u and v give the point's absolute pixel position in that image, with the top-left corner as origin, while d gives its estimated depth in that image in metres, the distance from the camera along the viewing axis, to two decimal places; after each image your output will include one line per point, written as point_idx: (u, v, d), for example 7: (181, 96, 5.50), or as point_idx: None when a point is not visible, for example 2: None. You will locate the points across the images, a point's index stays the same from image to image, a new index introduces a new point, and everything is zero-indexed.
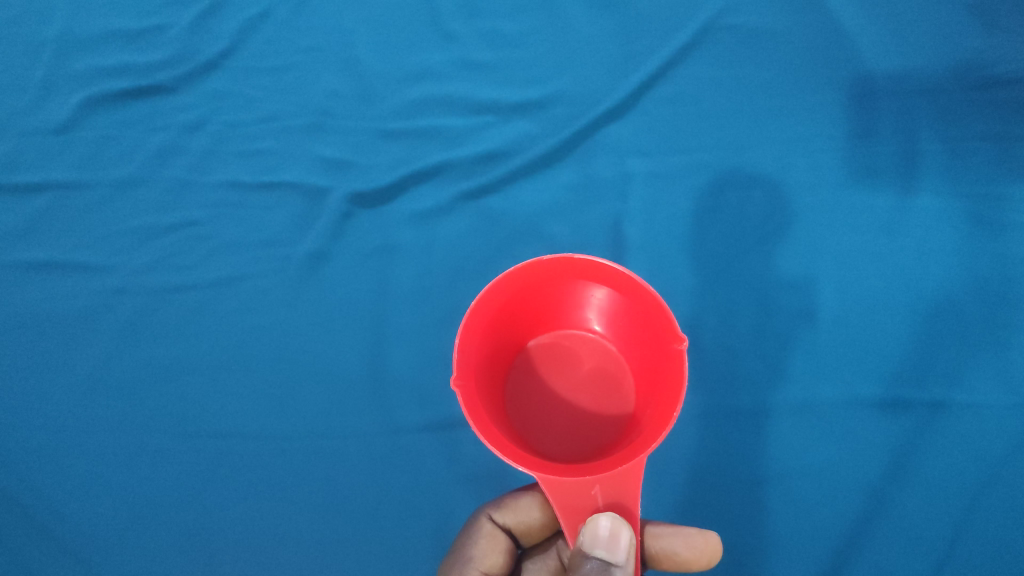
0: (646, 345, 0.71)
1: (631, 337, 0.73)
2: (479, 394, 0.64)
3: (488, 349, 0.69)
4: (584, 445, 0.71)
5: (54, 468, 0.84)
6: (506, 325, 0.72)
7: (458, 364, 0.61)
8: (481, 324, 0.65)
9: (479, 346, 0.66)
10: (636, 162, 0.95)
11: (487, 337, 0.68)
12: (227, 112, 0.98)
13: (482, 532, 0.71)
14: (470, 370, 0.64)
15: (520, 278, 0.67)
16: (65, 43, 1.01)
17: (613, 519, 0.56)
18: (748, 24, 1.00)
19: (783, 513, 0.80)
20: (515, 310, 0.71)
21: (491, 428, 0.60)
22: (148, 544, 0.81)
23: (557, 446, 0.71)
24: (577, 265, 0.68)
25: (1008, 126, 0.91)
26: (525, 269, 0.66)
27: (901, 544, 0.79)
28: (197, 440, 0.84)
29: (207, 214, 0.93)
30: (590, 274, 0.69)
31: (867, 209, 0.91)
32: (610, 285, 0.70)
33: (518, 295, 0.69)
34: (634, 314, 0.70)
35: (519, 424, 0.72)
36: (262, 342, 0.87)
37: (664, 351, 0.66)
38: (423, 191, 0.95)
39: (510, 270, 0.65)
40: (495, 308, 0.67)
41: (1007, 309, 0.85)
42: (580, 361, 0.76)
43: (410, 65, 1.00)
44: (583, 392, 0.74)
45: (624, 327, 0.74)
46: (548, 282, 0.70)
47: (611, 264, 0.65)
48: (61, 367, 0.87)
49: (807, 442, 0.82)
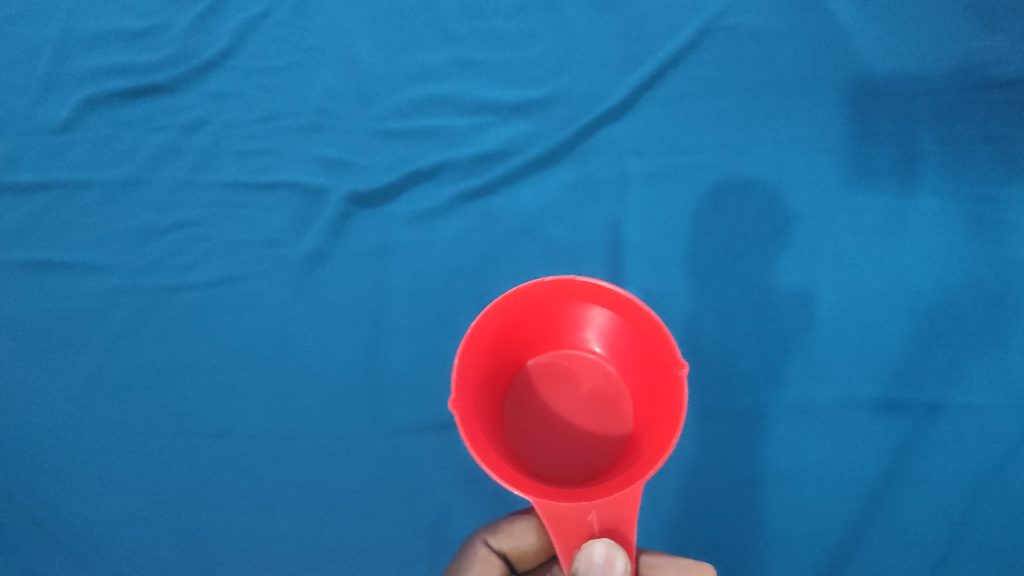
0: (645, 369, 0.72)
1: (629, 360, 0.75)
2: (478, 416, 0.66)
3: (487, 368, 0.71)
4: (582, 466, 0.72)
5: (59, 461, 0.87)
6: (507, 344, 0.74)
7: (456, 387, 0.63)
8: (481, 344, 0.67)
9: (479, 368, 0.68)
10: (634, 161, 0.96)
11: (487, 358, 0.70)
12: (227, 113, 1.00)
13: (479, 556, 0.74)
14: (467, 391, 0.65)
15: (521, 301, 0.68)
16: (65, 43, 1.03)
17: (607, 546, 0.57)
18: (748, 19, 1.00)
19: (779, 513, 0.82)
20: (515, 329, 0.73)
21: (487, 450, 0.62)
22: (150, 538, 0.84)
23: (554, 466, 0.72)
24: (576, 290, 0.69)
25: (1007, 127, 0.93)
26: (525, 293, 0.67)
27: (900, 543, 0.80)
28: (199, 441, 0.87)
29: (205, 216, 0.96)
30: (592, 297, 0.71)
31: (866, 209, 0.92)
32: (611, 309, 0.71)
33: (518, 317, 0.71)
34: (634, 339, 0.72)
35: (518, 442, 0.74)
36: (265, 343, 0.90)
37: (662, 377, 0.67)
38: (422, 192, 0.96)
39: (509, 293, 0.66)
40: (495, 330, 0.69)
41: (1007, 311, 0.86)
42: (578, 382, 0.78)
43: (410, 65, 1.01)
44: (581, 412, 0.76)
45: (623, 350, 0.76)
46: (549, 303, 0.72)
47: (613, 288, 0.66)
48: (65, 362, 0.90)
49: (802, 442, 0.84)
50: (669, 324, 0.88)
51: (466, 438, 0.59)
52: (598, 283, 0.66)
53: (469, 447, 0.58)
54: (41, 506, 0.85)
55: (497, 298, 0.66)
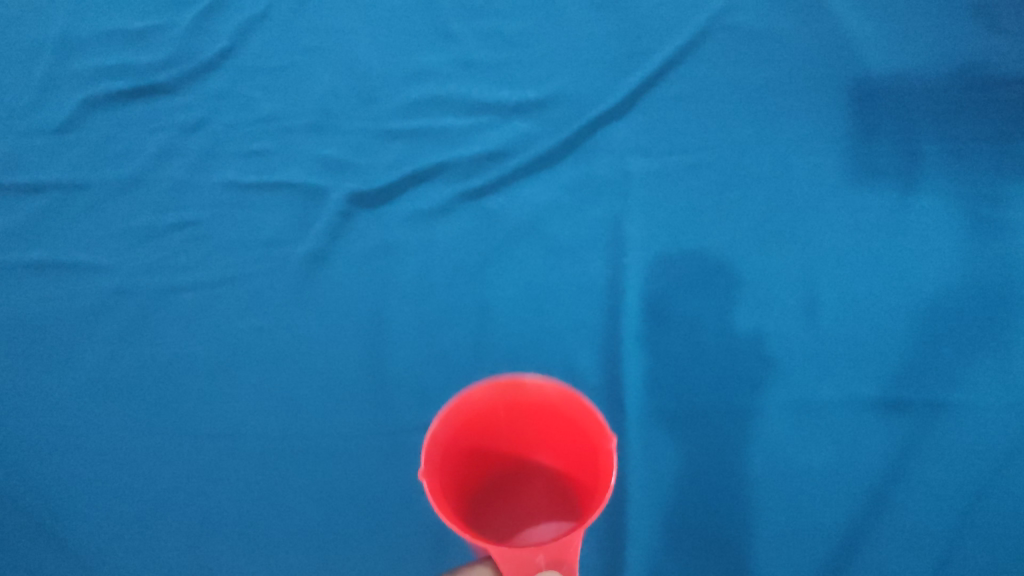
0: (582, 468, 0.71)
1: (572, 459, 0.72)
2: (446, 476, 0.69)
3: (449, 467, 0.67)
4: (528, 552, 0.72)
5: (59, 461, 0.87)
6: (468, 440, 0.69)
7: (425, 474, 0.59)
8: (439, 445, 0.63)
9: (442, 460, 0.64)
10: (634, 161, 0.96)
11: (449, 455, 0.66)
12: (227, 113, 1.00)
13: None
14: (435, 480, 0.62)
15: (472, 404, 0.65)
16: (66, 44, 1.03)
17: None
18: (748, 20, 1.01)
19: (781, 512, 0.81)
20: (478, 426, 0.69)
21: (448, 545, 0.59)
22: (147, 539, 0.83)
23: (503, 546, 0.73)
24: (525, 396, 0.66)
25: (1008, 126, 0.93)
26: (473, 396, 0.64)
27: (904, 543, 0.79)
28: (199, 441, 0.87)
29: (205, 215, 0.96)
30: (542, 406, 0.68)
31: (867, 208, 0.92)
32: (559, 416, 0.68)
33: (474, 413, 0.67)
34: (573, 442, 0.70)
35: (488, 487, 0.77)
36: (266, 343, 0.90)
37: (595, 474, 0.67)
38: (422, 191, 0.96)
39: (455, 400, 0.63)
40: (455, 427, 0.65)
41: (1008, 309, 0.86)
42: (527, 471, 0.77)
43: (410, 65, 1.02)
44: (531, 499, 0.76)
45: (567, 451, 0.73)
46: (504, 403, 0.68)
47: (551, 389, 0.63)
48: (65, 362, 0.90)
49: (803, 441, 0.83)
50: (670, 323, 0.88)
51: (433, 508, 0.62)
52: (542, 387, 0.64)
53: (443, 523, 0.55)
54: (40, 507, 0.85)
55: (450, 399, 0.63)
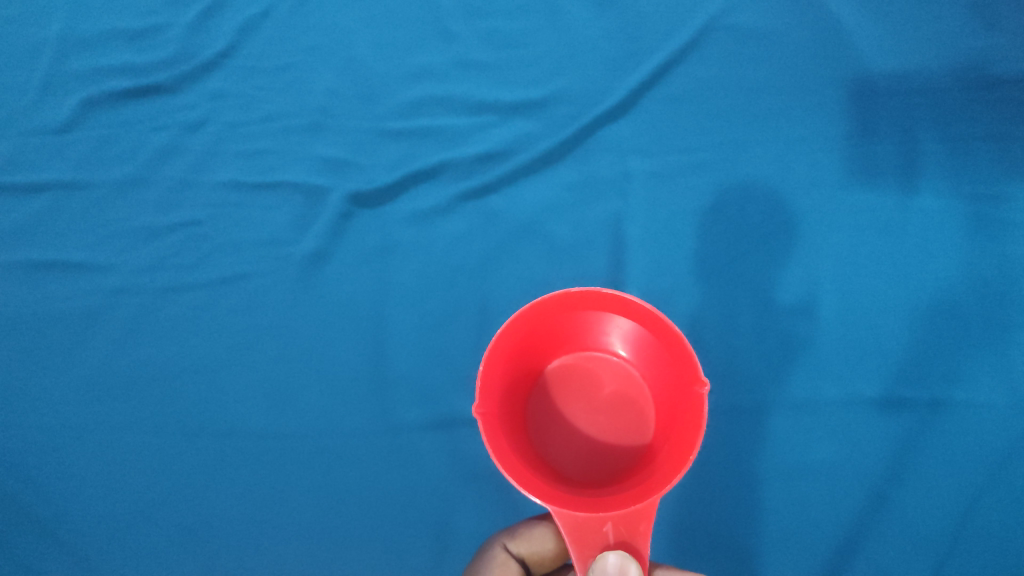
0: (670, 382, 0.72)
1: (654, 367, 0.75)
2: (502, 416, 0.69)
3: (511, 375, 0.73)
4: (602, 470, 0.73)
5: (58, 462, 0.86)
6: (530, 351, 0.75)
7: (481, 393, 0.65)
8: (505, 354, 0.70)
9: (504, 369, 0.71)
10: (635, 161, 0.96)
11: (511, 366, 0.72)
12: (227, 113, 1.00)
13: (496, 560, 0.73)
14: (493, 398, 0.68)
15: (541, 313, 0.70)
16: (65, 43, 1.03)
17: (621, 557, 0.58)
18: (748, 19, 1.01)
19: (781, 510, 0.82)
20: (536, 338, 0.74)
21: (508, 454, 0.64)
22: (150, 538, 0.84)
23: (575, 464, 0.73)
24: (602, 301, 0.72)
25: (1007, 126, 0.93)
26: (546, 305, 0.70)
27: (903, 541, 0.80)
28: (200, 440, 0.87)
29: (205, 215, 0.95)
30: (615, 309, 0.73)
31: (867, 208, 0.92)
32: (632, 321, 0.73)
33: (547, 316, 0.72)
34: (658, 351, 0.73)
35: (541, 425, 0.76)
36: (266, 342, 0.90)
37: (681, 386, 0.69)
38: (423, 191, 0.96)
39: (525, 309, 0.68)
40: (520, 336, 0.71)
41: (1008, 309, 0.86)
42: (600, 385, 0.78)
43: (410, 65, 1.01)
44: (600, 415, 0.76)
45: (648, 357, 0.76)
46: (571, 313, 0.74)
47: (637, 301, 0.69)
48: (65, 361, 0.90)
49: (803, 439, 0.84)
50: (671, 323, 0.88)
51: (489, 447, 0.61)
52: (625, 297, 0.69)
53: (489, 449, 0.61)
54: (40, 507, 0.85)
55: (523, 307, 0.68)
